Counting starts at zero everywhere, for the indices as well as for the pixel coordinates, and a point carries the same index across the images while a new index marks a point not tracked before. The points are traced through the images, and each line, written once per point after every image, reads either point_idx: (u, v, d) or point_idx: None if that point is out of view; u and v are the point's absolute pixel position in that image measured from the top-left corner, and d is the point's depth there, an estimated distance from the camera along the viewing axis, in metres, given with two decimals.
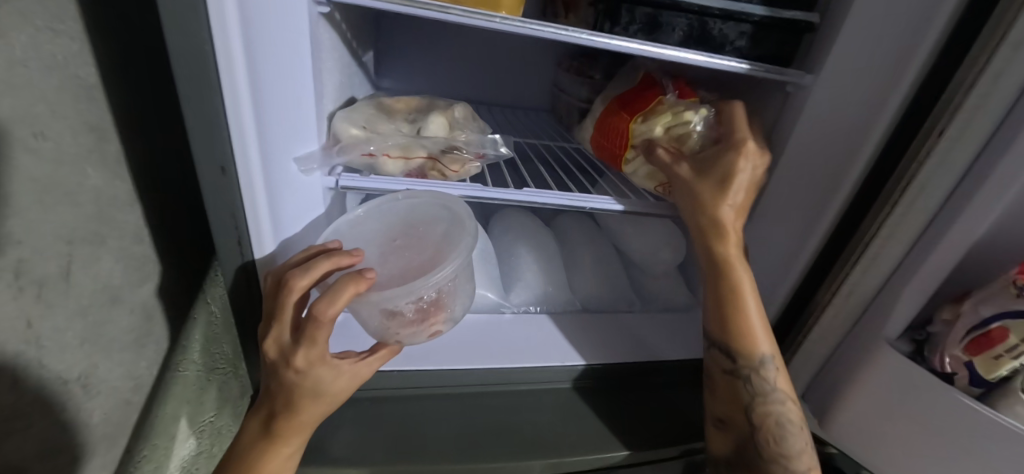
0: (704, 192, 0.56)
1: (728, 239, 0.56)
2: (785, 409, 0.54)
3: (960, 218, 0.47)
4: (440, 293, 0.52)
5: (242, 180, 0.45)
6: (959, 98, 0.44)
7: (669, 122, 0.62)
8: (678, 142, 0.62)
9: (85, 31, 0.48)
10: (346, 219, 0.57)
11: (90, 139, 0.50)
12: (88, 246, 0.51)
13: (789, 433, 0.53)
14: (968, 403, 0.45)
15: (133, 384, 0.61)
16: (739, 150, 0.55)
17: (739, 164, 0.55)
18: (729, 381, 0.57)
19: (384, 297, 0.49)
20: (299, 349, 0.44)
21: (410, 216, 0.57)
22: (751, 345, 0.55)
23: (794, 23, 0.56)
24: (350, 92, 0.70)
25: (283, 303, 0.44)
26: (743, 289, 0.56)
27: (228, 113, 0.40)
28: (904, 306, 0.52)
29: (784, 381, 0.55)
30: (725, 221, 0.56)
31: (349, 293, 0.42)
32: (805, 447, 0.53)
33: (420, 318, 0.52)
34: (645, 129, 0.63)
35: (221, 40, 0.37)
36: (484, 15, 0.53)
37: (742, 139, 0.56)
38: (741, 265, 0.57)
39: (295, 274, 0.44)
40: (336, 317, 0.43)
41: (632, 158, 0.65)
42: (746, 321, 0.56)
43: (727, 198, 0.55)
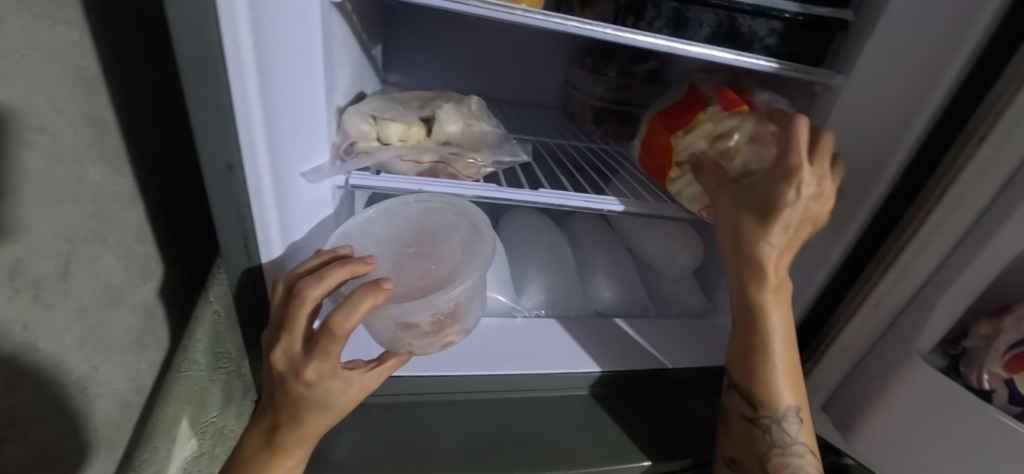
0: (745, 227, 0.51)
1: (766, 285, 0.52)
2: (803, 463, 0.51)
3: (1001, 228, 0.45)
4: (456, 306, 0.51)
5: (249, 179, 0.42)
6: (1005, 101, 0.42)
7: (712, 131, 0.56)
8: (724, 158, 0.55)
9: (85, 20, 0.46)
10: (355, 222, 0.55)
11: (91, 132, 0.48)
12: (88, 244, 0.49)
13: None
14: (1007, 422, 0.43)
15: (135, 385, 0.59)
16: (790, 182, 0.47)
17: (788, 195, 0.48)
18: (748, 428, 0.54)
19: (399, 311, 0.47)
20: (310, 362, 0.42)
21: (423, 223, 0.55)
22: (776, 394, 0.53)
23: (827, 21, 0.53)
24: (361, 87, 0.67)
25: (295, 313, 0.42)
26: (776, 338, 0.53)
27: (236, 108, 0.38)
28: (938, 318, 0.50)
29: (807, 435, 0.53)
30: (765, 261, 0.51)
31: (366, 306, 0.40)
32: None
33: (435, 330, 0.51)
34: (688, 144, 0.58)
35: (229, 31, 0.34)
36: (505, 7, 0.50)
37: (797, 166, 0.47)
38: (777, 314, 0.53)
39: (307, 283, 0.42)
40: (352, 330, 0.41)
41: (677, 177, 0.61)
42: (774, 370, 0.53)
43: (769, 237, 0.50)
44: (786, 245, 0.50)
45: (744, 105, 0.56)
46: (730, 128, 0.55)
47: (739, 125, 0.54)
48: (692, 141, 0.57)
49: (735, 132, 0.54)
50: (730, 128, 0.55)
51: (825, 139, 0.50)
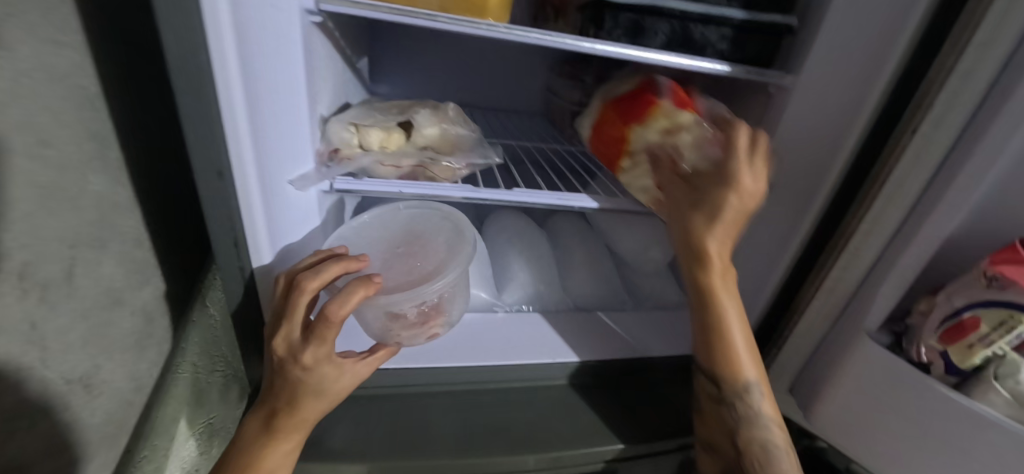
0: (694, 224, 0.56)
1: (712, 270, 0.57)
2: (770, 433, 0.55)
3: (934, 212, 0.49)
4: (440, 298, 0.55)
5: (238, 185, 0.45)
6: (931, 96, 0.46)
7: (666, 125, 0.61)
8: (674, 154, 0.59)
9: (86, 43, 0.50)
10: (350, 226, 0.59)
11: (92, 146, 0.52)
12: (89, 250, 0.52)
13: (775, 456, 0.54)
14: (944, 392, 0.46)
15: (135, 385, 0.63)
16: (729, 185, 0.53)
17: (730, 197, 0.53)
18: (716, 406, 0.59)
19: (388, 301, 0.51)
20: (308, 347, 0.46)
21: (411, 226, 0.59)
22: (736, 368, 0.57)
23: (772, 25, 0.58)
24: (346, 98, 0.71)
25: (294, 304, 0.45)
26: (729, 316, 0.58)
27: (224, 119, 0.42)
28: (885, 298, 0.53)
29: (769, 406, 0.57)
30: (711, 254, 0.56)
31: (359, 295, 0.44)
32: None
33: (421, 321, 0.55)
34: (644, 135, 0.62)
35: (217, 49, 0.38)
36: (471, 23, 0.54)
37: (735, 168, 0.53)
38: (726, 294, 0.58)
39: (306, 276, 0.46)
40: (345, 318, 0.45)
41: (629, 167, 0.65)
42: (732, 347, 0.57)
43: (712, 233, 0.55)
44: (728, 238, 0.55)
45: (693, 105, 0.64)
46: (682, 126, 0.60)
47: (689, 121, 0.59)
48: (648, 133, 0.62)
49: (685, 131, 0.59)
50: (682, 125, 0.60)
51: (759, 137, 0.55)
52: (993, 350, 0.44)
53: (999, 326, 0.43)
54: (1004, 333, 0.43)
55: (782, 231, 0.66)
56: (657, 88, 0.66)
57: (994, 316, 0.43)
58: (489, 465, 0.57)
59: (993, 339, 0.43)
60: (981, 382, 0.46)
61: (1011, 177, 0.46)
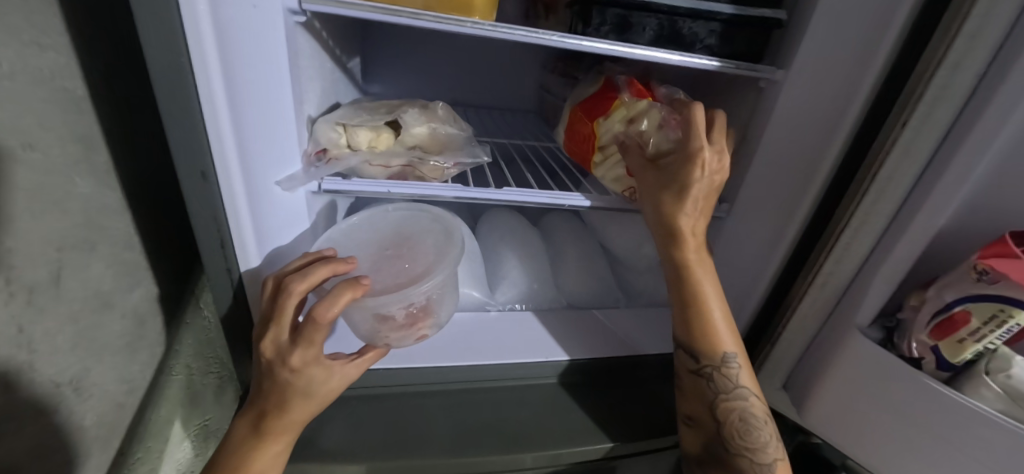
0: (665, 203, 0.56)
1: (686, 246, 0.57)
2: (748, 403, 0.56)
3: (925, 206, 0.48)
4: (428, 300, 0.55)
5: (223, 186, 0.45)
6: (920, 88, 0.46)
7: (628, 115, 0.61)
8: (641, 139, 0.60)
9: (71, 46, 0.50)
10: (339, 229, 0.58)
11: (77, 149, 0.52)
12: (77, 253, 0.52)
13: (754, 426, 0.55)
14: (934, 386, 0.46)
15: (126, 387, 0.62)
16: (693, 163, 0.53)
17: (696, 174, 0.53)
18: (695, 381, 0.59)
19: (375, 303, 0.51)
20: (295, 350, 0.45)
21: (401, 228, 0.59)
22: (713, 342, 0.57)
23: (762, 19, 0.57)
24: (336, 98, 0.71)
25: (282, 307, 0.45)
26: (706, 290, 0.58)
27: (206, 120, 0.42)
28: (876, 294, 0.53)
29: (746, 376, 0.57)
30: (682, 230, 0.56)
31: (347, 297, 0.44)
32: (773, 441, 0.55)
33: (409, 323, 0.54)
34: (609, 127, 0.63)
35: (195, 49, 0.38)
36: (456, 20, 0.53)
37: (698, 147, 0.53)
38: (701, 269, 0.58)
39: (293, 278, 0.45)
40: (333, 321, 0.44)
41: (601, 161, 0.66)
42: (709, 321, 0.58)
43: (684, 210, 0.55)
44: (699, 215, 0.56)
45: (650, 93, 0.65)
46: (642, 112, 0.60)
47: (648, 107, 0.60)
48: (612, 126, 0.63)
49: (646, 117, 0.60)
50: (642, 112, 0.60)
51: (717, 118, 0.57)
52: (983, 344, 0.44)
53: (990, 320, 0.42)
54: (994, 327, 0.43)
55: (774, 227, 0.65)
56: (616, 83, 0.66)
57: (984, 310, 0.43)
58: (479, 464, 0.57)
59: (983, 333, 0.43)
60: (973, 379, 0.45)
61: (1001, 170, 0.46)
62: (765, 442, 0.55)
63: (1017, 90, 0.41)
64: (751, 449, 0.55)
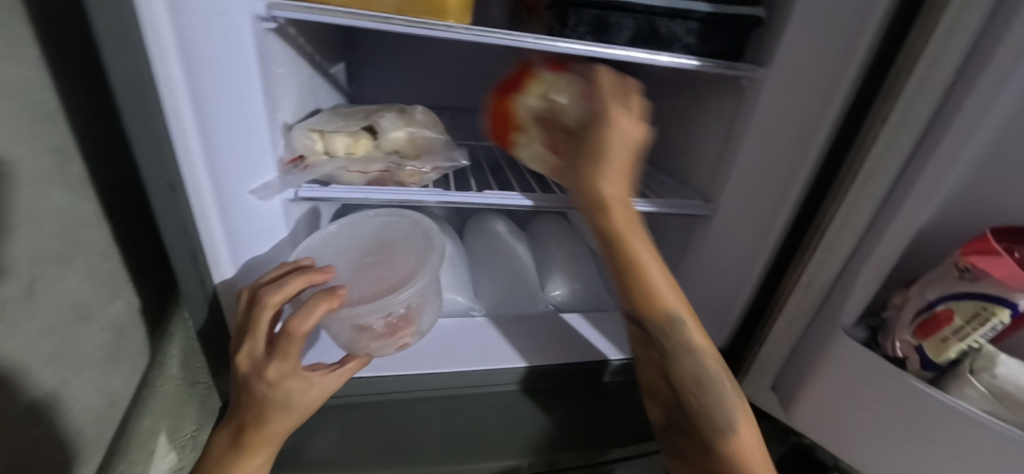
0: (583, 170, 0.51)
1: (612, 212, 0.50)
2: (700, 361, 0.52)
3: (906, 202, 0.48)
4: (408, 309, 0.54)
5: (192, 197, 0.45)
6: (899, 83, 0.45)
7: (543, 90, 0.59)
8: (557, 112, 0.58)
9: (44, 59, 0.49)
10: (318, 236, 0.58)
11: (52, 162, 0.51)
12: (52, 266, 0.52)
13: (710, 382, 0.52)
14: (921, 387, 0.45)
15: (106, 400, 0.62)
16: (606, 128, 0.50)
17: (611, 136, 0.50)
18: (647, 350, 0.55)
19: (353, 314, 0.50)
20: (271, 363, 0.44)
21: (381, 235, 0.59)
22: (654, 305, 0.52)
23: (740, 18, 0.57)
24: (315, 104, 0.71)
25: (257, 319, 0.45)
26: (642, 251, 0.51)
27: (172, 132, 0.41)
28: (861, 292, 0.52)
29: (694, 334, 0.53)
30: (605, 196, 0.50)
31: (323, 308, 0.44)
32: (730, 399, 0.52)
33: (389, 333, 0.54)
34: (527, 103, 0.61)
35: (158, 60, 0.38)
36: (427, 25, 0.53)
37: (610, 113, 0.50)
38: (631, 231, 0.51)
39: (268, 290, 0.45)
40: (308, 333, 0.44)
41: (523, 141, 0.63)
42: (648, 283, 0.52)
43: (603, 175, 0.49)
44: (621, 178, 0.50)
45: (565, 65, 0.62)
46: (557, 84, 0.58)
47: (559, 79, 0.59)
48: (529, 102, 0.61)
49: (560, 89, 0.58)
50: (552, 85, 0.59)
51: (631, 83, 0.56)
52: (968, 343, 0.43)
53: (973, 318, 0.42)
54: (978, 326, 0.42)
55: (759, 225, 0.65)
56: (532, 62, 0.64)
57: (968, 308, 0.42)
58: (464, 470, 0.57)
59: (966, 332, 0.42)
60: (958, 378, 0.45)
61: (980, 165, 0.45)
62: (725, 396, 0.52)
63: (994, 85, 0.40)
64: (715, 411, 0.51)
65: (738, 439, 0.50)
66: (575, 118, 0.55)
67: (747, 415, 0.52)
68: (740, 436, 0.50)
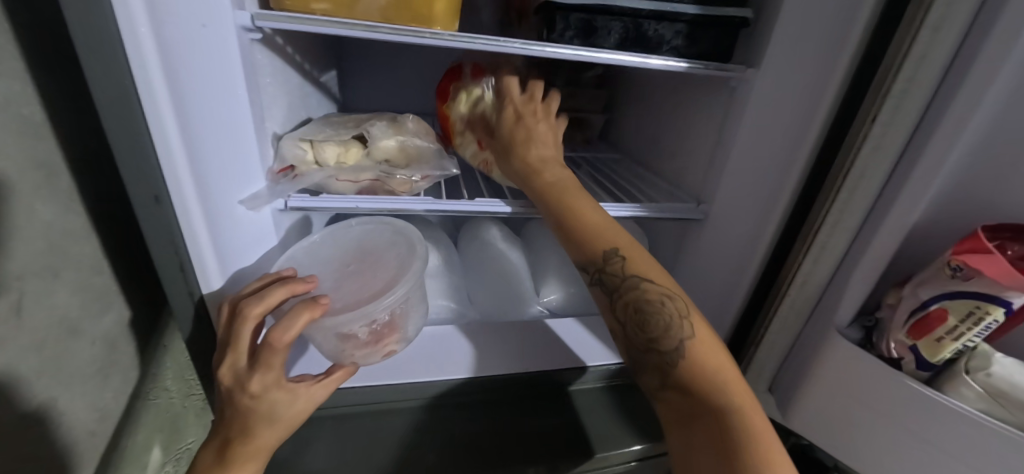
0: (514, 149, 0.63)
1: (542, 173, 0.60)
2: (646, 290, 0.51)
3: (898, 201, 0.48)
4: (393, 316, 0.54)
5: (178, 209, 0.45)
6: (888, 81, 0.45)
7: (471, 96, 0.70)
8: (485, 115, 0.69)
9: (29, 72, 0.49)
10: (302, 245, 0.58)
11: (39, 175, 0.51)
12: (39, 280, 0.51)
13: (659, 310, 0.50)
14: (915, 387, 0.45)
15: (97, 415, 0.61)
16: (524, 123, 0.64)
17: (531, 125, 0.64)
18: (599, 295, 0.55)
19: (336, 323, 0.50)
20: (254, 375, 0.44)
21: (364, 243, 0.58)
22: (588, 245, 0.55)
23: (727, 19, 0.57)
24: (306, 113, 0.72)
25: (238, 331, 0.44)
26: (572, 198, 0.57)
27: (156, 144, 0.41)
28: (855, 292, 0.52)
29: (633, 265, 0.53)
30: (536, 162, 0.62)
31: (304, 319, 0.44)
32: (683, 327, 0.48)
33: (373, 341, 0.54)
34: (458, 108, 0.72)
35: (139, 72, 0.37)
36: (413, 32, 0.52)
37: (524, 113, 0.65)
38: (559, 183, 0.59)
39: (249, 302, 0.45)
40: (291, 343, 0.44)
41: (461, 141, 0.73)
42: (582, 224, 0.55)
43: (532, 151, 0.62)
44: (544, 150, 0.63)
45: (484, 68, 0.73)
46: (480, 92, 0.70)
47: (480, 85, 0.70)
48: (458, 109, 0.72)
49: (484, 95, 0.70)
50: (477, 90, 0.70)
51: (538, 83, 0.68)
52: (962, 342, 0.43)
53: (967, 317, 0.41)
54: (972, 325, 0.41)
55: (752, 226, 0.65)
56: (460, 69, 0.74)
57: (961, 308, 0.42)
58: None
59: (961, 331, 0.42)
60: (953, 377, 0.44)
61: (971, 163, 0.45)
62: (677, 322, 0.48)
63: (983, 80, 0.40)
64: (669, 340, 0.48)
65: (697, 363, 0.46)
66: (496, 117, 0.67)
67: (711, 345, 0.47)
68: (699, 361, 0.46)
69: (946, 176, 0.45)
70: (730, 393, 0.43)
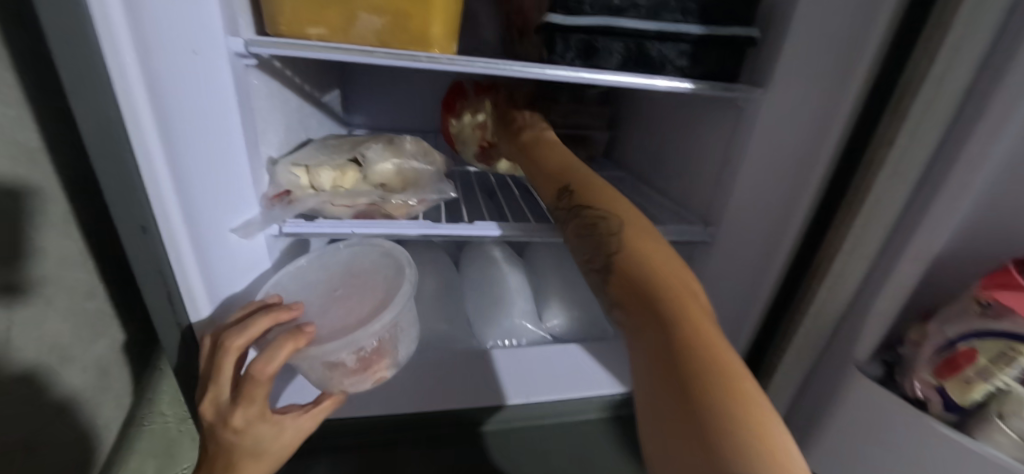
0: (509, 132, 0.70)
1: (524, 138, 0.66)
2: (588, 215, 0.51)
3: (919, 230, 0.45)
4: (382, 342, 0.51)
5: (166, 238, 0.43)
6: (903, 105, 0.43)
7: (473, 112, 0.77)
8: (485, 124, 0.76)
9: (27, 100, 0.48)
10: (288, 271, 0.56)
11: (32, 201, 0.50)
12: (30, 307, 0.50)
13: (599, 231, 0.49)
14: (943, 432, 0.41)
15: (83, 446, 0.60)
16: (516, 114, 0.72)
17: (524, 117, 0.71)
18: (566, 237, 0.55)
19: (320, 352, 0.47)
20: (236, 409, 0.42)
21: (351, 266, 0.57)
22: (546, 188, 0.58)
23: (733, 39, 0.55)
24: (305, 135, 0.71)
25: (219, 365, 0.43)
26: (541, 151, 0.62)
27: (143, 173, 0.40)
28: (874, 325, 0.49)
29: (579, 194, 0.53)
30: (523, 133, 0.67)
31: (287, 350, 0.42)
32: (614, 241, 0.47)
33: (362, 368, 0.51)
34: (462, 124, 0.78)
35: (126, 105, 0.37)
36: (410, 56, 0.51)
37: (518, 109, 0.73)
38: (534, 142, 0.65)
39: (230, 334, 0.43)
40: (275, 374, 0.42)
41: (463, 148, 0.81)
42: (542, 171, 0.59)
43: (521, 127, 0.68)
44: (530, 125, 0.69)
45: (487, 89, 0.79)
46: (480, 107, 0.77)
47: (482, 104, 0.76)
48: (463, 122, 0.78)
49: (483, 110, 0.76)
50: (478, 106, 0.77)
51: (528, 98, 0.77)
52: (995, 385, 0.39)
53: (998, 358, 0.38)
54: (1005, 367, 0.38)
55: (764, 250, 0.62)
56: (462, 90, 0.81)
57: (989, 348, 0.38)
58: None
59: (992, 373, 0.38)
60: (979, 422, 0.41)
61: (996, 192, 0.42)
62: (610, 237, 0.47)
63: (1008, 103, 0.37)
64: (617, 259, 0.45)
65: (622, 270, 0.44)
66: (496, 122, 0.74)
67: (642, 256, 0.44)
68: (627, 270, 0.43)
69: (969, 205, 0.43)
70: (656, 297, 0.39)
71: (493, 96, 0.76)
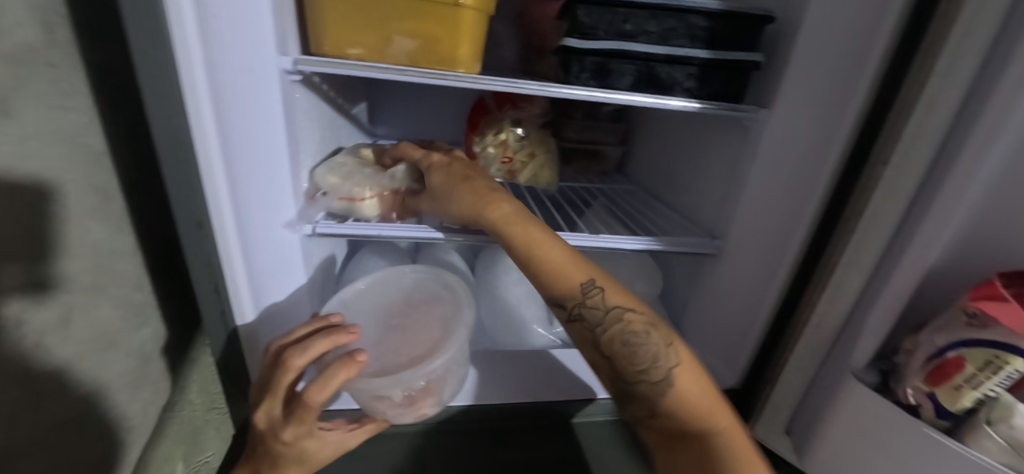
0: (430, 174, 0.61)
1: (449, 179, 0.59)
2: (622, 325, 0.52)
3: (912, 244, 0.47)
4: (430, 382, 0.54)
5: (215, 234, 0.50)
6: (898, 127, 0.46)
7: (495, 131, 0.83)
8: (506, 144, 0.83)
9: (96, 107, 0.54)
10: (353, 289, 0.61)
11: (95, 198, 0.55)
12: (85, 294, 0.55)
13: (627, 340, 0.52)
14: (934, 436, 0.43)
15: (124, 428, 0.65)
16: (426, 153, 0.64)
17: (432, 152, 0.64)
18: (575, 330, 0.54)
19: (373, 384, 0.51)
20: (288, 426, 0.46)
21: (411, 296, 0.61)
22: (565, 279, 0.52)
23: (738, 63, 0.59)
24: (337, 143, 0.77)
25: (278, 380, 0.46)
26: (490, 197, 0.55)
27: (204, 173, 0.46)
28: (871, 334, 0.51)
29: (613, 296, 0.52)
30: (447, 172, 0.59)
31: (339, 379, 0.44)
32: (646, 350, 0.51)
33: (407, 403, 0.54)
34: (485, 142, 0.83)
35: (196, 118, 0.44)
36: (438, 74, 0.56)
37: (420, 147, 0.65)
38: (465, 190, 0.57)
39: (293, 352, 0.46)
40: (324, 401, 0.45)
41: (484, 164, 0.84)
42: (548, 253, 0.52)
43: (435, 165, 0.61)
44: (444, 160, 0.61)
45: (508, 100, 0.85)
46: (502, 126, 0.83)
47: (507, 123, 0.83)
48: (486, 140, 0.83)
49: (503, 130, 0.83)
50: (501, 123, 0.84)
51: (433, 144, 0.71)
52: (983, 392, 0.41)
53: (986, 366, 0.40)
54: (991, 375, 0.40)
55: (769, 261, 0.65)
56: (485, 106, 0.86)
57: (977, 357, 0.41)
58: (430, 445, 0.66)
59: (979, 380, 0.41)
60: (971, 427, 0.43)
61: (985, 209, 0.45)
62: (641, 346, 0.51)
63: (991, 129, 0.41)
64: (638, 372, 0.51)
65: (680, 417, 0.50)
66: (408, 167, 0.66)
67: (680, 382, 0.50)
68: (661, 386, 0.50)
69: (960, 220, 0.45)
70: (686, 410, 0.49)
71: (514, 114, 0.84)
